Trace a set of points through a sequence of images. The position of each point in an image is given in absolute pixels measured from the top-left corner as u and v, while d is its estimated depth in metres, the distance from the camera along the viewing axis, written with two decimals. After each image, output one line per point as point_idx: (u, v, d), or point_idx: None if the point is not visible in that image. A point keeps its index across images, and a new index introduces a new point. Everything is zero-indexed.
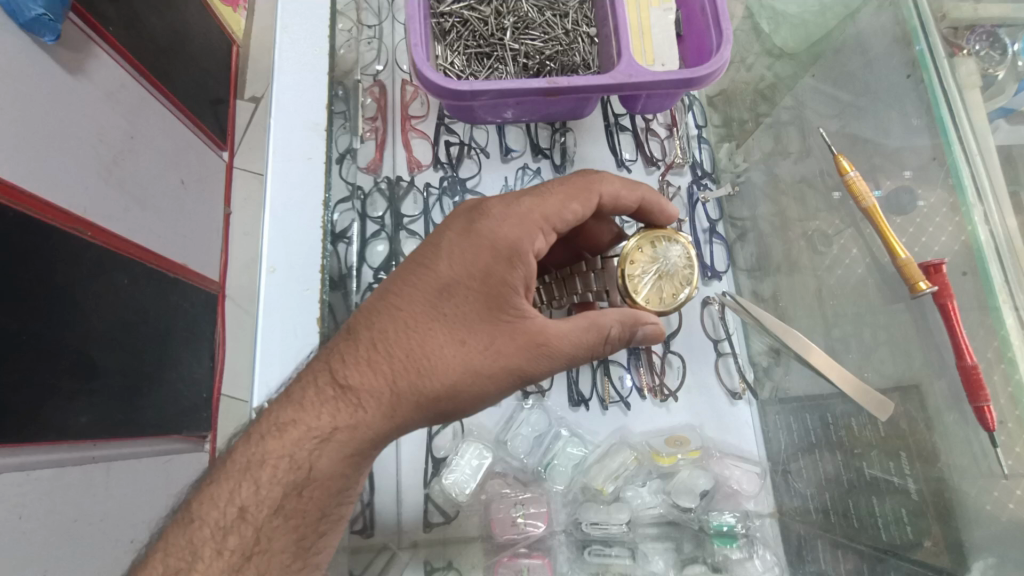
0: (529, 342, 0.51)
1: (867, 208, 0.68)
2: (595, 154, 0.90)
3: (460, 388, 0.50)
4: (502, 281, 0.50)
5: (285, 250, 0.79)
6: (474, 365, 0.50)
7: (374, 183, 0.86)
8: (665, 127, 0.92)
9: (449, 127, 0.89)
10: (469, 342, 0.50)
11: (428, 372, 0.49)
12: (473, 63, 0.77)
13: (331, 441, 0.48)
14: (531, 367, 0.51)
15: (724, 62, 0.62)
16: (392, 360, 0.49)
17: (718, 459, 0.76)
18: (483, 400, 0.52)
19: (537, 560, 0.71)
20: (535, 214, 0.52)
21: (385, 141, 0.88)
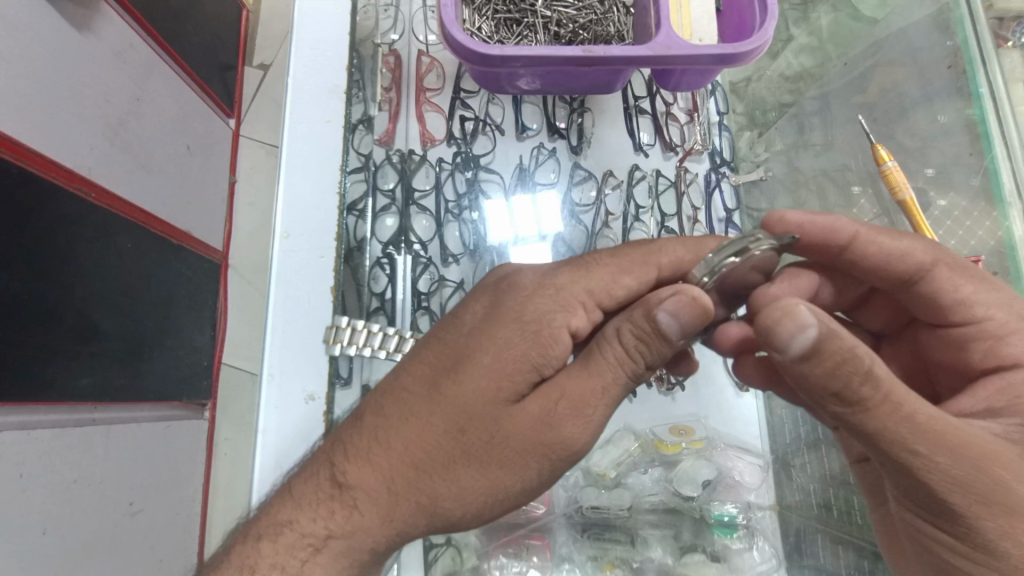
0: (545, 425, 0.44)
1: (902, 201, 0.65)
2: (612, 137, 0.88)
3: (465, 486, 0.45)
4: (513, 360, 0.46)
5: (296, 215, 0.78)
6: (476, 459, 0.45)
7: (385, 155, 0.84)
8: (686, 112, 0.90)
9: (464, 101, 0.87)
10: (472, 430, 0.44)
11: (426, 467, 0.45)
12: (501, 29, 0.75)
13: (333, 544, 0.45)
14: (555, 455, 0.45)
15: (766, 40, 0.60)
16: (388, 454, 0.45)
17: (722, 451, 0.76)
18: (501, 493, 0.45)
19: (537, 540, 0.72)
20: (576, 288, 0.50)
21: (398, 112, 0.86)
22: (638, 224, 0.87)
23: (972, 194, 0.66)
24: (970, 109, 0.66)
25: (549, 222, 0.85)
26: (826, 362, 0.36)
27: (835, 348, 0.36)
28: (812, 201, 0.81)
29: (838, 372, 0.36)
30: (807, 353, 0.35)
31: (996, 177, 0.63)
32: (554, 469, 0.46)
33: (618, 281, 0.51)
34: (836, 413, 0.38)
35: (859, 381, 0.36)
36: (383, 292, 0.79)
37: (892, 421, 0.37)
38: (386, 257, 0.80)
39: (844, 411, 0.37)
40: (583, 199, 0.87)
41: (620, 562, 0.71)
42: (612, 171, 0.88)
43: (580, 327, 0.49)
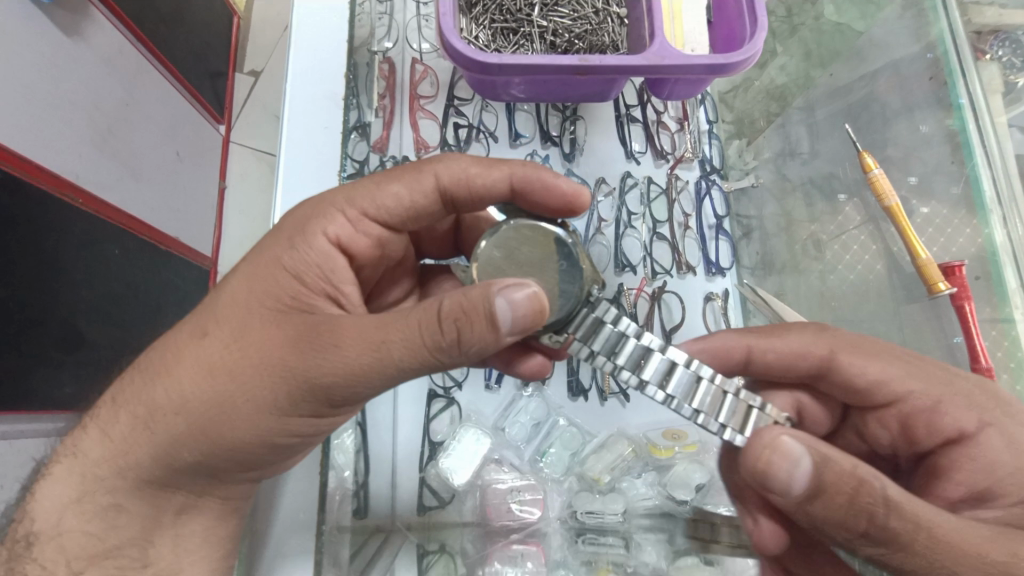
0: (291, 346, 0.43)
1: (889, 207, 0.68)
2: (605, 144, 0.89)
3: (201, 396, 0.44)
4: (280, 272, 0.47)
5: None
6: (219, 366, 0.44)
7: (380, 161, 0.84)
8: (676, 120, 0.90)
9: (458, 109, 0.89)
10: (219, 336, 0.45)
11: (170, 385, 0.45)
12: (499, 38, 0.76)
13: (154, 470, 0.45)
14: (289, 373, 0.43)
15: (756, 50, 0.61)
16: (132, 386, 0.48)
17: (715, 454, 0.77)
18: (237, 409, 0.44)
19: (532, 547, 0.70)
20: (343, 200, 0.52)
21: (393, 119, 0.86)
22: (630, 230, 0.88)
23: (954, 202, 0.69)
24: (949, 120, 0.69)
25: None
26: (836, 489, 0.43)
27: (828, 472, 0.43)
28: (798, 208, 0.83)
29: (853, 507, 0.43)
30: (812, 487, 0.43)
31: (977, 184, 0.66)
32: (290, 389, 0.43)
33: (389, 193, 0.53)
34: (795, 511, 0.45)
35: (882, 514, 0.42)
36: None
37: (843, 519, 0.43)
38: None
39: (812, 512, 0.44)
40: None
41: (614, 566, 0.70)
42: (604, 179, 0.89)
43: (341, 235, 0.51)
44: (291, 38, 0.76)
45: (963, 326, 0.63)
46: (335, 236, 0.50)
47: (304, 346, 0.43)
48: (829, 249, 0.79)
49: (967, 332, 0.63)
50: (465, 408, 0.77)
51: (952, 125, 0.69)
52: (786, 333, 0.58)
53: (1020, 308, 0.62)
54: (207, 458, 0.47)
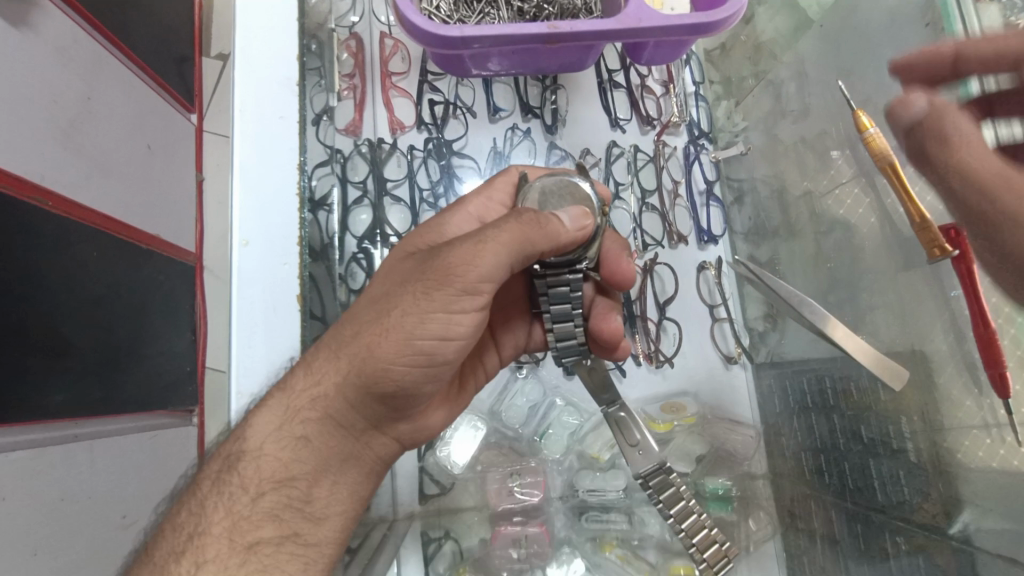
0: (435, 264, 0.43)
1: (884, 168, 0.61)
2: (588, 114, 0.86)
3: (365, 326, 0.45)
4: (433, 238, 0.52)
5: (262, 220, 0.72)
6: (380, 297, 0.46)
7: (354, 146, 0.81)
8: (661, 84, 0.87)
9: (433, 85, 0.84)
10: (377, 283, 0.48)
11: (352, 328, 0.46)
12: (461, 7, 0.71)
13: (269, 411, 0.48)
14: (440, 266, 0.43)
15: (739, 7, 0.57)
16: (310, 367, 0.48)
17: (714, 424, 0.77)
18: (388, 329, 0.44)
19: (535, 528, 0.70)
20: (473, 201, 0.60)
21: (365, 100, 0.83)
22: (618, 202, 0.84)
23: None
24: None
25: None
26: None
27: None
28: (791, 171, 0.79)
29: None
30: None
31: None
32: (440, 267, 0.43)
33: (500, 184, 0.61)
34: None
35: None
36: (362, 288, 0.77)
37: None
38: (363, 252, 0.78)
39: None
40: None
41: (619, 541, 0.71)
42: (589, 150, 0.85)
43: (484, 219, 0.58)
44: (238, 42, 0.77)
45: (971, 291, 0.54)
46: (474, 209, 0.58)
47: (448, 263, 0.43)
48: (822, 203, 0.74)
49: (973, 296, 0.54)
50: None
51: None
52: None
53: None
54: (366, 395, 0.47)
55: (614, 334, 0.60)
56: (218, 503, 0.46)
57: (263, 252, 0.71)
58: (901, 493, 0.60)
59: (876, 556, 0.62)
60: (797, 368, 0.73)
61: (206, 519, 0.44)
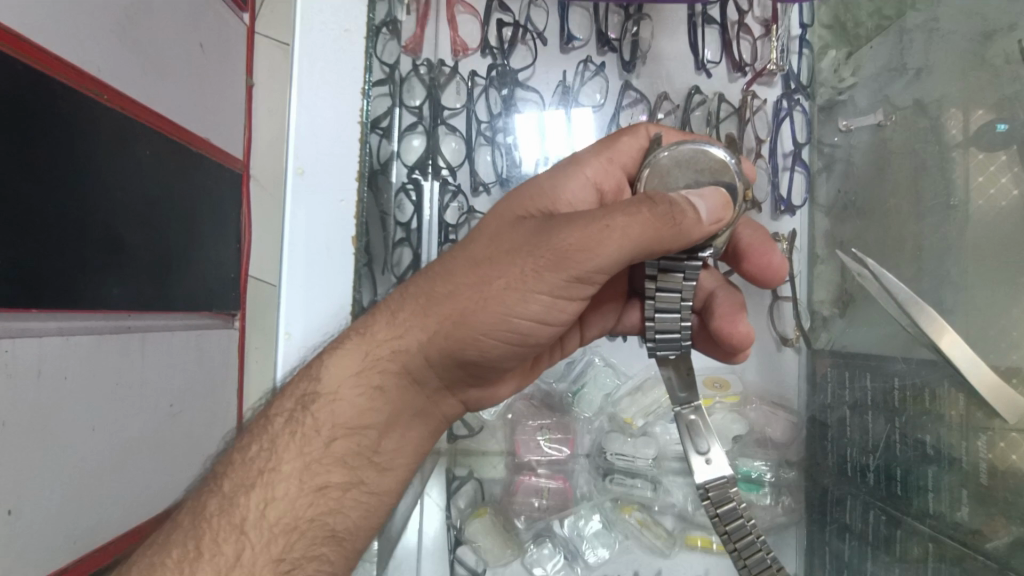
0: (555, 241, 0.38)
1: None
2: (672, 52, 0.77)
3: (464, 290, 0.41)
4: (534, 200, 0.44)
5: (315, 150, 0.65)
6: (481, 258, 0.41)
7: (413, 65, 0.75)
8: (761, 23, 0.76)
9: (503, 3, 0.76)
10: (474, 241, 0.43)
11: (447, 288, 0.41)
12: None
13: (338, 355, 0.44)
14: (560, 244, 0.38)
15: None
16: (386, 321, 0.44)
17: (756, 407, 0.73)
18: (491, 299, 0.40)
19: (558, 482, 0.71)
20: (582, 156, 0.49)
21: (428, 13, 0.76)
22: None
23: None
24: None
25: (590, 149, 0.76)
26: None
27: None
28: (898, 138, 0.69)
29: None
30: None
31: None
32: (560, 246, 0.38)
33: (623, 145, 0.49)
34: None
35: None
36: (408, 222, 0.75)
37: None
38: (412, 183, 0.75)
39: None
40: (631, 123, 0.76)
41: (639, 506, 0.70)
42: (667, 94, 0.77)
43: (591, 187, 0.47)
44: None
45: None
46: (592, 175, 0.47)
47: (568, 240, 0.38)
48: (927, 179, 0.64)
49: None
50: None
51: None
52: None
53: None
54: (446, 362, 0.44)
55: (733, 337, 0.53)
56: (288, 442, 0.41)
57: (321, 181, 0.65)
58: (958, 511, 0.55)
59: (905, 562, 0.60)
60: (861, 361, 0.67)
61: (277, 456, 0.41)
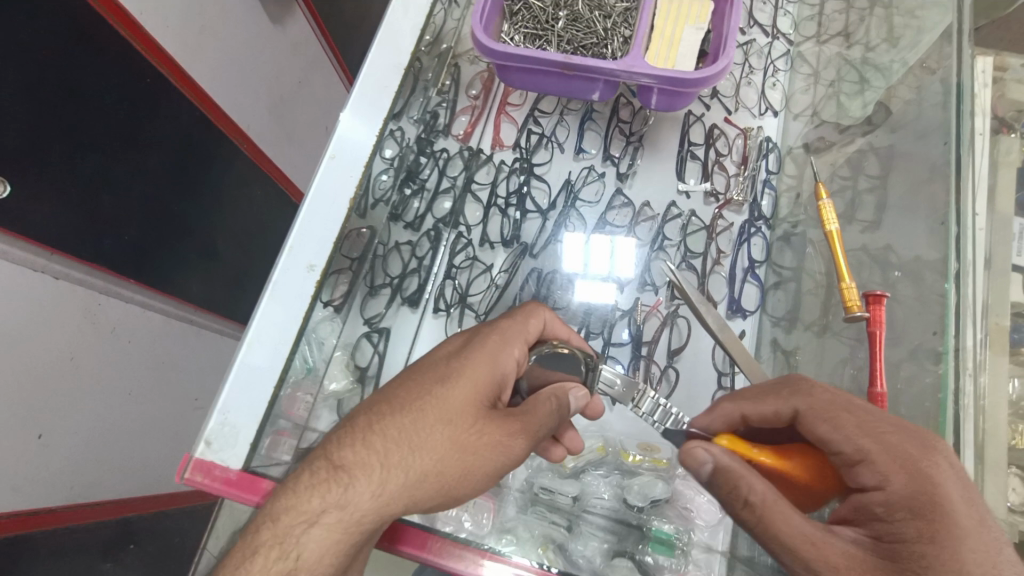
0: (519, 436, 0.57)
1: (828, 233, 0.73)
2: (660, 174, 0.96)
3: (454, 469, 0.54)
4: (493, 385, 0.59)
5: (352, 146, 0.83)
6: (468, 439, 0.55)
7: (458, 149, 1.00)
8: (736, 164, 0.97)
9: (536, 119, 1.01)
10: (462, 420, 0.55)
11: (445, 462, 0.54)
12: (528, 42, 0.88)
13: (330, 487, 0.51)
14: (499, 450, 0.56)
15: (721, 66, 0.73)
16: (380, 469, 0.52)
17: (684, 476, 0.77)
18: (473, 476, 0.55)
19: (484, 499, 0.75)
20: (515, 333, 0.64)
21: (479, 119, 1.02)
22: (660, 254, 0.92)
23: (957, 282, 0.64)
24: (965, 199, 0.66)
25: (622, 266, 0.90)
26: (753, 515, 0.51)
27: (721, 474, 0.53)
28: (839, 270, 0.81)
29: (762, 522, 0.51)
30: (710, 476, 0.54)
31: (949, 256, 0.65)
32: (523, 442, 0.57)
33: (532, 325, 0.66)
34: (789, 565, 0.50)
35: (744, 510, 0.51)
36: (424, 257, 0.93)
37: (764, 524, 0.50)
38: (434, 231, 0.95)
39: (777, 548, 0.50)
40: (617, 221, 0.94)
41: (554, 544, 0.72)
42: (649, 203, 0.95)
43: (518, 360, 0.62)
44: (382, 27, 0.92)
45: (872, 349, 0.65)
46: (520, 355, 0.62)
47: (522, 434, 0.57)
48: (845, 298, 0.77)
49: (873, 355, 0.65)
50: None
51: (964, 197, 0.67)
52: (768, 397, 0.60)
53: (955, 362, 0.61)
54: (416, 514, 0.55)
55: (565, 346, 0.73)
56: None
57: (341, 170, 0.81)
58: None
59: None
60: None
61: None
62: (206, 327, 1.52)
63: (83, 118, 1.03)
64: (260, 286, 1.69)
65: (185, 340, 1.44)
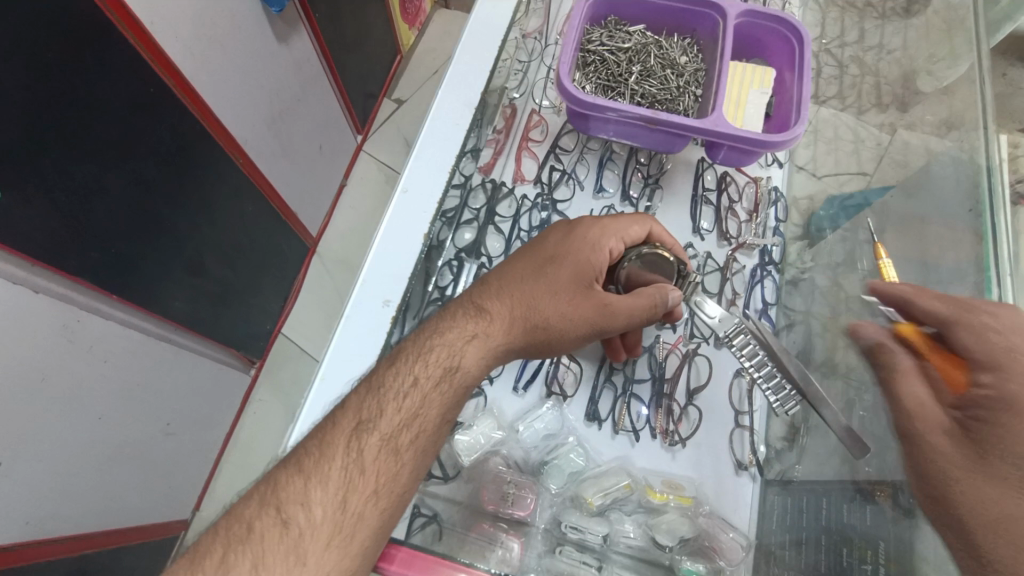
0: (607, 316, 0.71)
1: (887, 287, 0.76)
2: (676, 216, 1.00)
3: (555, 328, 0.71)
4: (591, 276, 0.74)
5: (421, 180, 0.90)
6: (566, 311, 0.71)
7: (481, 181, 1.00)
8: (746, 212, 1.02)
9: (558, 156, 1.03)
10: (563, 292, 0.72)
11: (546, 323, 0.71)
12: (601, 92, 0.96)
13: (470, 321, 0.70)
14: (589, 321, 0.72)
15: (796, 133, 0.78)
16: (505, 314, 0.71)
17: (707, 516, 0.79)
18: (566, 336, 0.72)
19: (511, 540, 0.76)
20: (613, 230, 0.76)
21: (501, 152, 1.03)
22: None
23: None
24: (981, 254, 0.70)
25: None
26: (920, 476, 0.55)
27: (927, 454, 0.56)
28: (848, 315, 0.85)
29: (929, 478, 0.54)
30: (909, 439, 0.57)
31: None
32: (609, 324, 0.72)
33: (634, 229, 0.78)
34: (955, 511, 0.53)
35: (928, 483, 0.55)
36: (445, 287, 0.92)
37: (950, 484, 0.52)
38: (457, 262, 0.94)
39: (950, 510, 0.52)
40: None
41: None
42: None
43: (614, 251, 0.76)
44: (452, 66, 0.97)
45: None
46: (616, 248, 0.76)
47: (609, 321, 0.72)
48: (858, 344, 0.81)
49: None
50: (491, 401, 0.86)
51: (979, 251, 0.70)
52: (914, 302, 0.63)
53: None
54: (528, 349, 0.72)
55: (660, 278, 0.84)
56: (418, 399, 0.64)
57: (412, 205, 0.88)
58: None
59: None
60: (801, 491, 0.76)
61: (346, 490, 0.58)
62: (184, 346, 1.43)
63: (84, 123, 0.97)
64: (244, 305, 1.62)
65: (163, 361, 1.34)
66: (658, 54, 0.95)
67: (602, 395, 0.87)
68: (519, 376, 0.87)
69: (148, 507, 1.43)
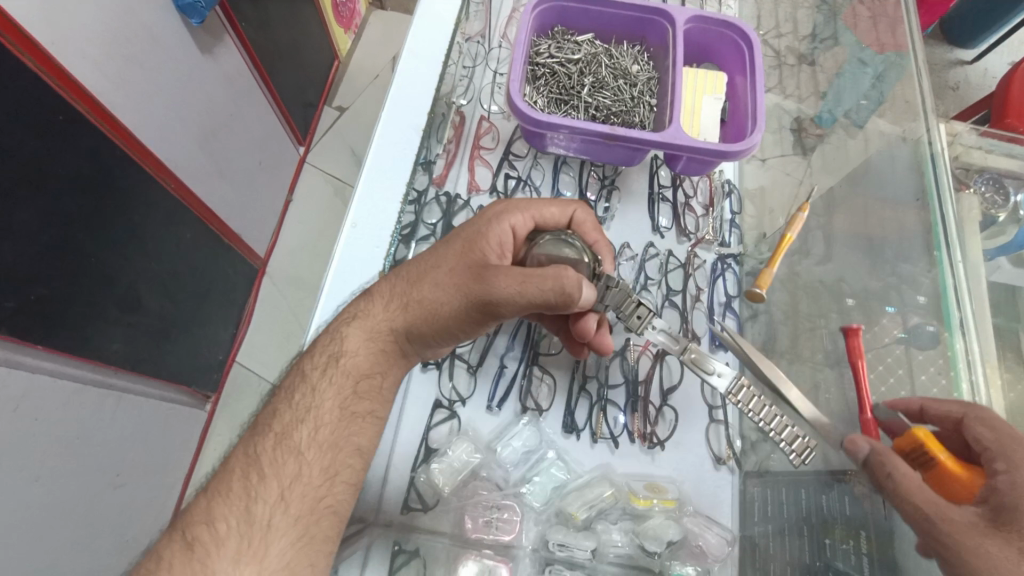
0: (488, 287, 0.63)
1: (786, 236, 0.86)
2: (636, 215, 1.00)
3: (440, 307, 0.65)
4: (481, 249, 0.69)
5: (369, 212, 0.86)
6: (449, 286, 0.66)
7: (435, 195, 0.96)
8: (702, 206, 1.02)
9: (511, 163, 1.01)
10: (445, 263, 0.68)
11: (430, 300, 0.66)
12: (553, 106, 0.96)
13: (359, 308, 0.69)
14: (472, 292, 0.64)
15: (752, 142, 0.78)
16: (394, 297, 0.68)
17: (692, 515, 0.79)
18: (452, 313, 0.65)
19: (500, 564, 0.74)
20: (520, 207, 0.75)
21: (453, 161, 1.00)
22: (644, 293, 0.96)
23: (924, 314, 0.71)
24: (932, 243, 0.73)
25: None
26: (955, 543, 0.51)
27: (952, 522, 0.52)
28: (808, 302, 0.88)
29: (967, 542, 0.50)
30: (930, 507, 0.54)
31: (947, 306, 0.68)
32: (494, 293, 0.63)
33: (551, 212, 0.77)
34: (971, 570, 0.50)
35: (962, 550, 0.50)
36: None
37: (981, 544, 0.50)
38: None
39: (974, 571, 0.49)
40: None
41: None
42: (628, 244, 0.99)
43: (513, 225, 0.72)
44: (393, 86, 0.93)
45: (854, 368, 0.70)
46: (514, 222, 0.72)
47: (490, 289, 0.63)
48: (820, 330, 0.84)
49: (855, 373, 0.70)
50: (465, 423, 0.83)
51: (928, 236, 0.74)
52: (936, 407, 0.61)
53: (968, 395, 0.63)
54: (433, 339, 0.67)
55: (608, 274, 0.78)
56: (313, 394, 0.62)
57: (362, 239, 0.85)
58: None
59: None
60: (779, 480, 0.77)
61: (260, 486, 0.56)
62: (127, 389, 1.31)
63: None
64: (191, 338, 1.52)
65: (106, 409, 1.24)
66: (609, 64, 0.95)
67: (577, 404, 0.85)
68: (493, 394, 0.85)
69: (106, 566, 1.33)
